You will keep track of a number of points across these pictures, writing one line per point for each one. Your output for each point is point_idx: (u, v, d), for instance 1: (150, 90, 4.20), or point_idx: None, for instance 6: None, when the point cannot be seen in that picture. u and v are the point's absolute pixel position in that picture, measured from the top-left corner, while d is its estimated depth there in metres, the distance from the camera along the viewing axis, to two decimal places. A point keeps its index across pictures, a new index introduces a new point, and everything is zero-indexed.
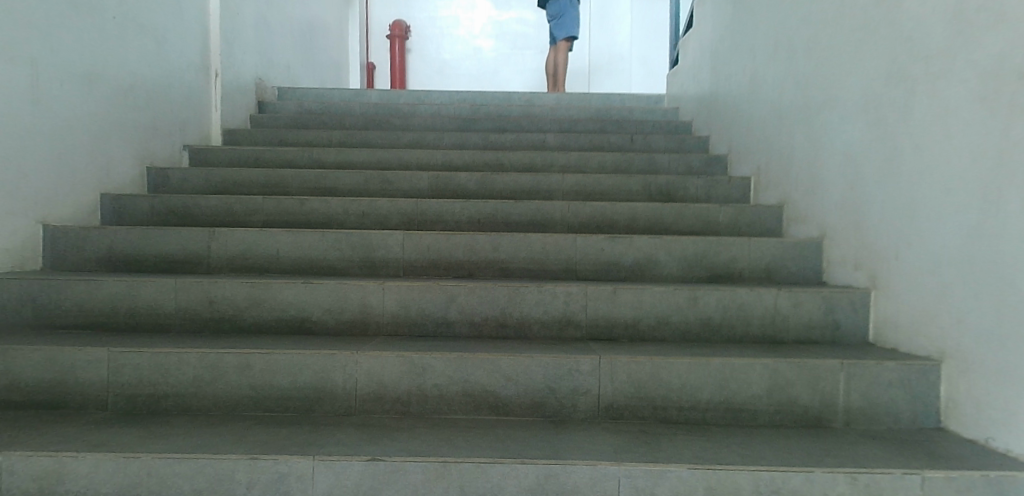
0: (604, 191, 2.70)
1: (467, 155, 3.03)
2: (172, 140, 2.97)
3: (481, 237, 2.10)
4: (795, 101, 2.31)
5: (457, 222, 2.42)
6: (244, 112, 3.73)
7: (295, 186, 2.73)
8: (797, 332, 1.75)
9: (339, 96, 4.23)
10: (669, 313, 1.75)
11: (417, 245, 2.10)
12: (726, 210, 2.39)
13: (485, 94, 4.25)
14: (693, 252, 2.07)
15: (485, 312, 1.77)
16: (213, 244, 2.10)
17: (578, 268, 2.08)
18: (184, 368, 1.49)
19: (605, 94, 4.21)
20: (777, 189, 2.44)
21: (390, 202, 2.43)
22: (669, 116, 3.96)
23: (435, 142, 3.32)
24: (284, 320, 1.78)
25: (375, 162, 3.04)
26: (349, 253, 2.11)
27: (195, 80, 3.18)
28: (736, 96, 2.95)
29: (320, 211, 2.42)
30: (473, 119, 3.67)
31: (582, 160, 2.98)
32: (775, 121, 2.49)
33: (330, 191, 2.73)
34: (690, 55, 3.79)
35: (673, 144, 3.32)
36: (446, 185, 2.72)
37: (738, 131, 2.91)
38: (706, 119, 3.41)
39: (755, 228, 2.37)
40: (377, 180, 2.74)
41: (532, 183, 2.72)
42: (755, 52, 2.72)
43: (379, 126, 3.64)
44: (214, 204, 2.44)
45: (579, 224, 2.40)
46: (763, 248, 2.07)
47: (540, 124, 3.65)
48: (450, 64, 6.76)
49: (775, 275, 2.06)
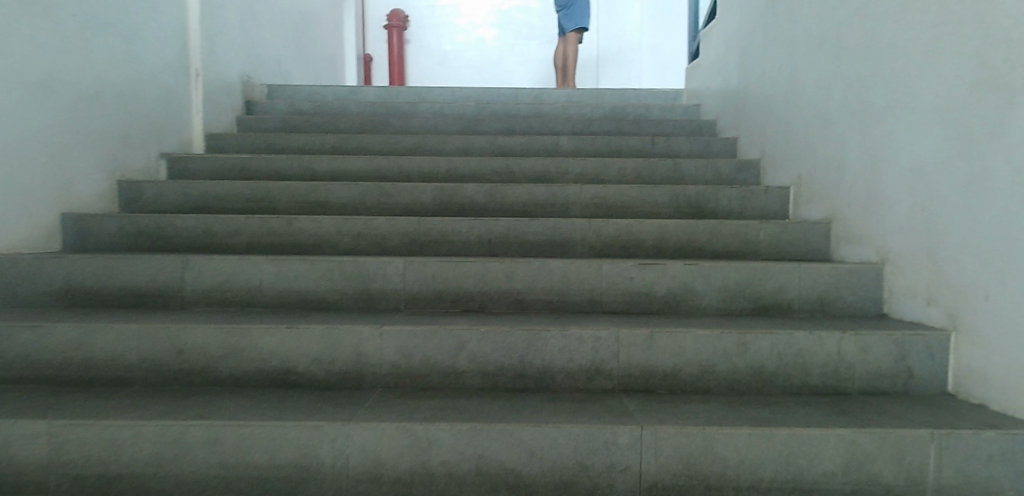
0: (627, 203, 2.47)
1: (473, 162, 2.77)
2: (148, 150, 2.72)
3: (493, 265, 1.85)
4: (850, 105, 2.05)
5: (464, 243, 2.17)
6: (230, 115, 3.47)
7: (284, 201, 2.48)
8: (864, 382, 1.49)
9: (334, 94, 3.96)
10: (716, 360, 1.50)
11: (420, 274, 1.85)
12: (766, 227, 2.14)
13: (490, 90, 3.98)
14: (734, 280, 1.82)
15: (499, 360, 1.51)
16: (186, 275, 1.85)
17: (603, 300, 1.83)
18: (141, 442, 1.25)
19: (620, 91, 3.95)
20: (826, 203, 2.21)
21: (390, 221, 2.17)
22: (691, 114, 3.70)
23: (439, 147, 3.07)
24: (265, 372, 1.52)
25: (372, 170, 2.78)
26: (343, 284, 1.85)
27: (172, 83, 2.91)
28: (772, 96, 2.70)
29: (310, 231, 2.16)
30: (478, 120, 3.40)
31: (601, 167, 2.76)
32: (823, 126, 2.23)
33: (323, 206, 2.48)
34: (714, 49, 3.52)
35: (698, 147, 3.08)
36: (452, 198, 2.47)
37: (774, 135, 2.68)
38: (735, 120, 3.15)
39: (799, 249, 2.15)
40: (374, 193, 2.48)
41: (547, 196, 2.48)
42: (797, 48, 2.47)
43: (377, 129, 3.37)
44: (192, 225, 2.18)
45: (601, 244, 2.16)
46: (814, 275, 1.81)
47: (551, 124, 3.38)
48: (453, 57, 6.46)
49: (829, 307, 1.82)
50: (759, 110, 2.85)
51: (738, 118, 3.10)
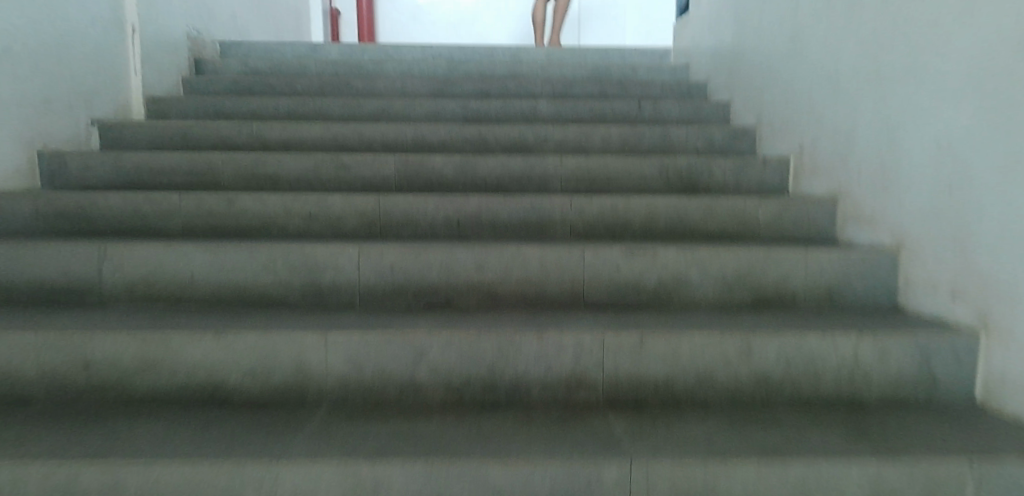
0: (612, 176, 2.24)
1: (443, 130, 2.51)
2: (75, 115, 2.37)
3: (460, 253, 1.62)
4: (862, 67, 1.82)
5: (431, 225, 1.93)
6: (175, 75, 3.09)
7: (229, 175, 2.19)
8: (880, 391, 1.33)
9: (293, 52, 3.60)
10: (715, 369, 1.31)
11: (377, 264, 1.61)
12: (766, 205, 1.94)
13: (464, 48, 3.66)
14: (733, 269, 1.62)
15: (465, 371, 1.30)
16: (104, 266, 1.58)
17: (586, 292, 1.62)
18: (24, 488, 1.01)
19: (603, 49, 3.65)
20: (831, 178, 2.01)
21: (346, 200, 1.91)
22: (679, 75, 3.43)
23: (406, 112, 2.78)
24: (190, 387, 1.28)
25: (331, 139, 2.49)
26: (288, 277, 1.61)
27: (104, 38, 2.53)
28: (772, 56, 2.45)
29: (255, 212, 1.90)
30: (450, 81, 3.10)
31: (583, 135, 2.51)
32: (830, 91, 2.01)
33: (273, 181, 2.20)
34: (706, 3, 3.23)
35: (689, 112, 2.83)
36: (419, 172, 2.22)
37: (772, 100, 2.45)
38: (729, 81, 2.90)
39: (801, 229, 1.96)
40: (330, 166, 2.20)
41: (524, 169, 2.24)
42: (802, 2, 2.21)
43: (338, 91, 3.06)
44: (117, 204, 1.90)
45: (584, 225, 1.94)
46: (821, 263, 1.62)
47: (530, 86, 3.10)
48: (425, 11, 6.02)
49: (838, 299, 1.64)
50: (756, 71, 2.60)
51: (732, 80, 2.85)
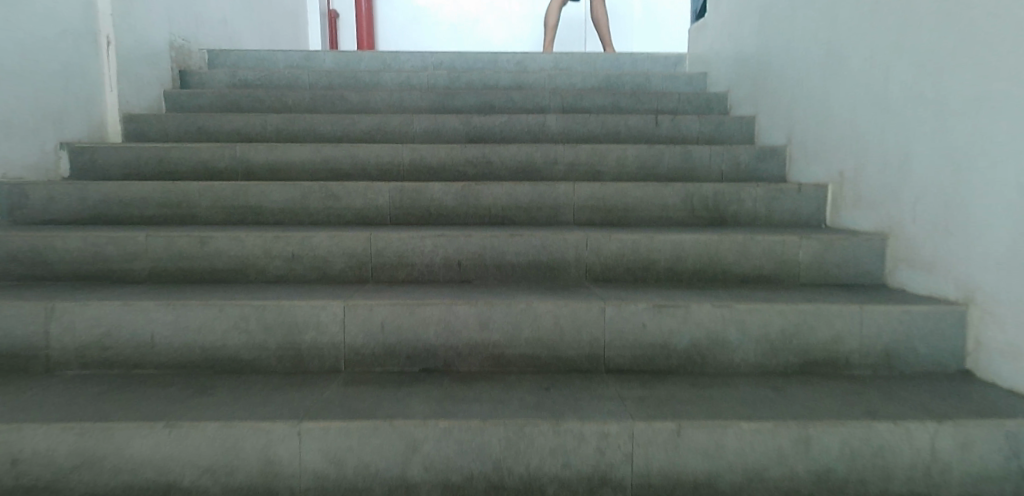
0: (631, 205, 2.02)
1: (443, 152, 2.30)
2: (41, 139, 2.14)
3: (462, 309, 1.42)
4: (917, 89, 1.62)
5: (428, 267, 1.71)
6: (156, 88, 2.83)
7: (205, 206, 1.97)
8: (961, 488, 1.13)
9: (284, 61, 3.39)
10: (765, 464, 1.10)
11: (365, 322, 1.40)
12: (805, 245, 1.74)
13: (466, 55, 3.44)
14: (777, 329, 1.45)
15: (468, 467, 1.10)
16: (50, 327, 1.37)
17: (607, 354, 1.43)
18: None
19: (613, 56, 3.43)
20: (878, 213, 1.80)
21: (332, 238, 1.69)
22: (696, 84, 3.21)
23: (404, 130, 2.56)
24: (138, 486, 1.09)
25: (321, 162, 2.28)
26: (263, 338, 1.39)
27: (75, 52, 2.28)
28: (804, 69, 2.23)
29: (230, 253, 1.68)
30: (451, 93, 2.89)
31: (596, 156, 2.30)
32: (877, 115, 1.79)
33: (253, 212, 1.98)
34: (724, 8, 3.01)
35: (709, 128, 2.62)
36: (415, 201, 2.00)
37: (805, 119, 2.23)
38: (752, 94, 2.68)
39: (844, 271, 1.75)
40: (318, 195, 1.99)
41: (533, 197, 2.02)
42: (840, 12, 1.98)
43: (331, 105, 2.84)
44: (76, 246, 1.65)
45: (601, 267, 1.72)
46: (875, 323, 1.46)
47: (537, 98, 2.88)
48: (427, 13, 5.79)
49: (895, 361, 1.46)
50: (785, 85, 2.38)
51: (756, 93, 2.64)
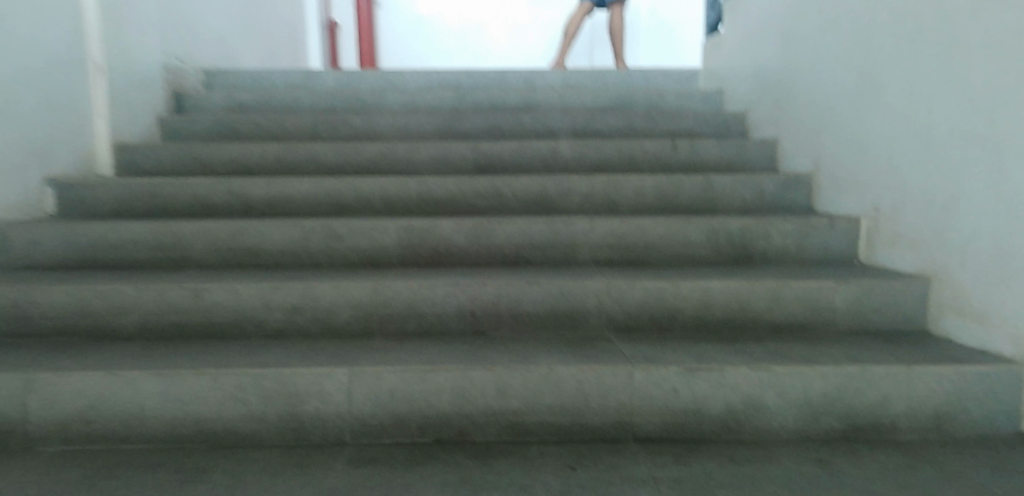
0: (652, 243, 1.91)
1: (451, 183, 2.19)
2: (26, 176, 2.04)
3: (478, 374, 1.30)
4: (970, 127, 1.50)
5: (439, 317, 1.60)
6: (150, 115, 2.72)
7: (201, 249, 1.86)
8: None
9: (284, 81, 3.29)
10: None
11: (373, 390, 1.29)
12: (843, 290, 1.62)
13: (472, 73, 3.33)
14: (819, 392, 1.33)
15: None
16: (28, 399, 1.26)
17: (635, 422, 1.32)
18: None
19: (624, 72, 3.32)
20: (921, 254, 1.68)
21: (336, 288, 1.58)
22: (711, 102, 3.09)
23: (411, 158, 2.47)
24: None
25: (324, 195, 2.18)
26: (262, 408, 1.28)
27: (61, 83, 2.18)
28: (835, 94, 2.12)
29: (227, 306, 1.57)
30: (458, 116, 2.78)
31: (613, 187, 2.20)
32: (920, 150, 1.68)
33: (253, 254, 1.87)
34: (742, 24, 2.89)
35: (729, 153, 2.50)
36: (424, 240, 1.90)
37: (835, 146, 2.11)
38: (774, 116, 2.56)
39: (886, 318, 1.63)
40: (321, 235, 1.88)
41: (548, 235, 1.91)
42: (878, 37, 1.87)
43: (333, 129, 2.73)
44: (61, 300, 1.55)
45: (624, 316, 1.61)
46: (926, 384, 1.34)
47: (547, 120, 2.76)
48: (430, 23, 5.68)
49: (947, 425, 1.35)
50: (812, 109, 2.26)
51: (779, 115, 2.52)
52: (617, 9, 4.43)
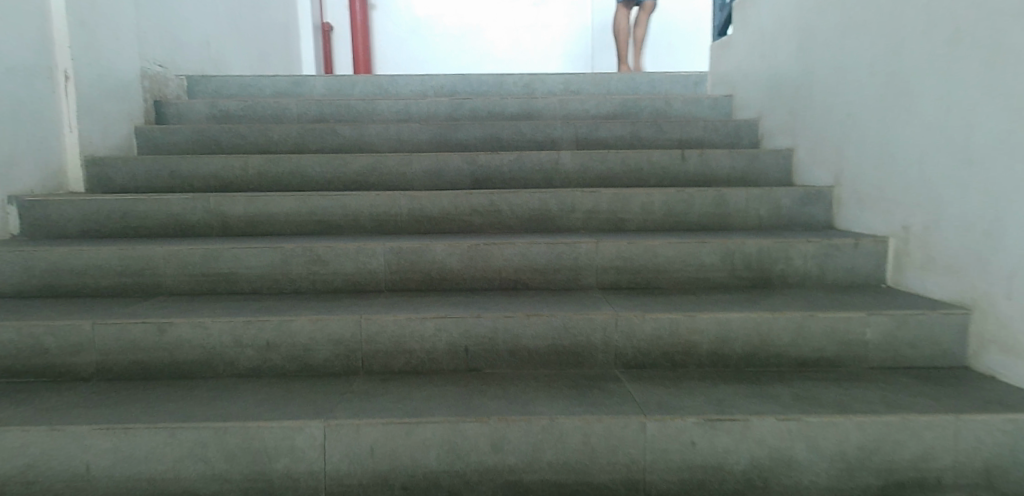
0: (662, 266, 1.77)
1: (446, 199, 2.04)
2: None
3: (470, 427, 1.15)
4: (1015, 143, 1.35)
5: (429, 353, 1.45)
6: (127, 125, 2.57)
7: (172, 275, 1.71)
8: None
9: (273, 87, 3.15)
10: None
11: (350, 446, 1.14)
12: (874, 322, 1.47)
13: (469, 78, 3.19)
14: (855, 445, 1.17)
15: None
16: None
17: (647, 479, 1.18)
18: None
19: (628, 77, 3.17)
20: (959, 280, 1.52)
21: (315, 323, 1.43)
22: (721, 108, 2.94)
23: (403, 171, 2.33)
24: None
25: (309, 213, 2.03)
26: (227, 467, 1.14)
27: (26, 92, 2.04)
28: (858, 102, 1.96)
29: (195, 343, 1.42)
30: (453, 124, 2.64)
31: (618, 202, 2.06)
32: (958, 167, 1.52)
33: (228, 280, 1.72)
34: (754, 27, 2.74)
35: (741, 164, 2.37)
36: (415, 264, 1.75)
37: (859, 159, 1.96)
38: (790, 124, 2.42)
39: (920, 352, 1.49)
40: (302, 259, 1.73)
41: (549, 257, 1.76)
42: (909, 42, 1.71)
43: (322, 139, 2.59)
44: (9, 338, 1.40)
45: (634, 351, 1.46)
46: (977, 436, 1.18)
47: (547, 129, 2.62)
48: (426, 25, 5.53)
49: (999, 480, 1.19)
50: (833, 118, 2.11)
51: (795, 123, 2.38)
52: (620, 12, 4.27)
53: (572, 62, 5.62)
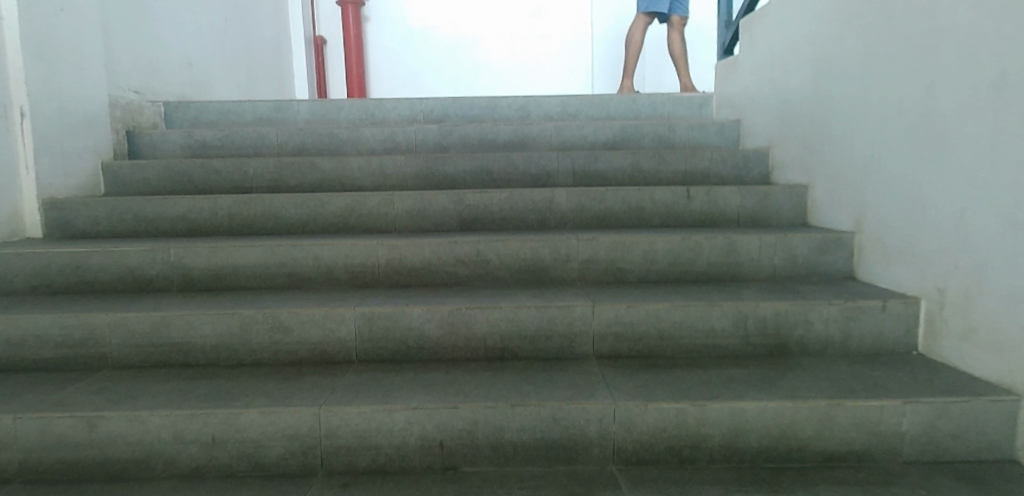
0: (665, 332, 1.58)
1: (427, 249, 1.86)
2: None
3: None
4: None
5: (399, 449, 1.27)
6: (94, 161, 2.40)
7: (118, 345, 1.54)
8: None
9: (254, 113, 2.97)
10: None
11: None
12: (909, 411, 1.28)
13: (460, 101, 3.00)
14: None
15: None
16: None
17: None
18: None
19: (629, 98, 2.98)
20: (1008, 360, 1.32)
21: (266, 417, 1.25)
22: (728, 134, 2.75)
23: (384, 212, 2.15)
24: None
25: (277, 265, 1.85)
26: None
27: None
28: (885, 144, 1.76)
29: (132, 438, 1.25)
30: (441, 156, 2.45)
31: (618, 250, 1.87)
32: (1006, 231, 1.32)
33: (181, 350, 1.55)
34: (764, 48, 2.55)
35: (753, 201, 2.17)
36: (389, 332, 1.57)
37: (885, 206, 1.76)
38: (805, 158, 2.22)
39: (964, 444, 1.29)
40: (263, 326, 1.55)
41: (539, 323, 1.58)
42: (945, 82, 1.51)
43: (300, 174, 2.41)
44: None
45: (633, 445, 1.28)
46: None
47: (542, 161, 2.43)
48: (421, 37, 5.35)
49: None
50: (855, 157, 1.91)
51: (811, 158, 2.18)
52: (637, 20, 3.80)
53: (571, 72, 5.43)
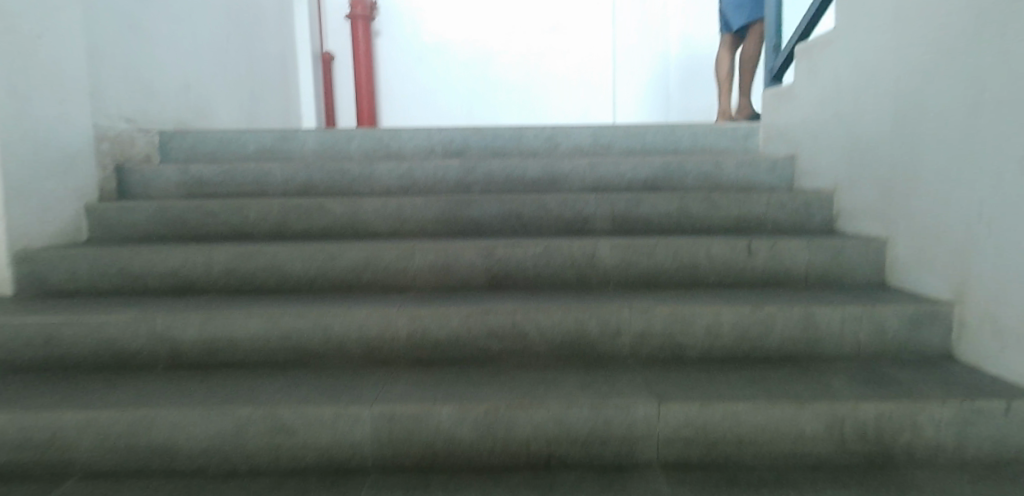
0: (746, 437, 1.32)
1: (455, 319, 1.59)
2: None
3: None
4: None
5: None
6: (77, 204, 2.15)
7: (87, 449, 1.29)
8: None
9: (258, 143, 2.72)
10: None
11: None
12: None
13: (482, 130, 2.74)
14: None
15: None
16: None
17: None
18: None
19: (667, 128, 2.71)
20: None
21: None
22: (781, 172, 2.48)
23: (403, 267, 1.89)
24: None
25: (280, 338, 1.58)
26: None
27: None
28: (995, 205, 1.49)
29: None
30: (464, 197, 2.19)
31: (677, 323, 1.60)
32: None
33: (164, 454, 1.30)
34: (827, 79, 2.28)
35: (823, 258, 1.90)
36: (413, 435, 1.30)
37: (997, 278, 1.49)
38: (882, 208, 1.95)
39: None
40: (261, 427, 1.29)
41: (594, 424, 1.31)
42: None
43: (307, 217, 2.16)
44: None
45: None
46: None
47: (578, 204, 2.17)
48: (435, 54, 5.10)
49: None
50: (953, 214, 1.64)
51: (891, 208, 1.91)
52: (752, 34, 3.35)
53: (591, 89, 5.18)
